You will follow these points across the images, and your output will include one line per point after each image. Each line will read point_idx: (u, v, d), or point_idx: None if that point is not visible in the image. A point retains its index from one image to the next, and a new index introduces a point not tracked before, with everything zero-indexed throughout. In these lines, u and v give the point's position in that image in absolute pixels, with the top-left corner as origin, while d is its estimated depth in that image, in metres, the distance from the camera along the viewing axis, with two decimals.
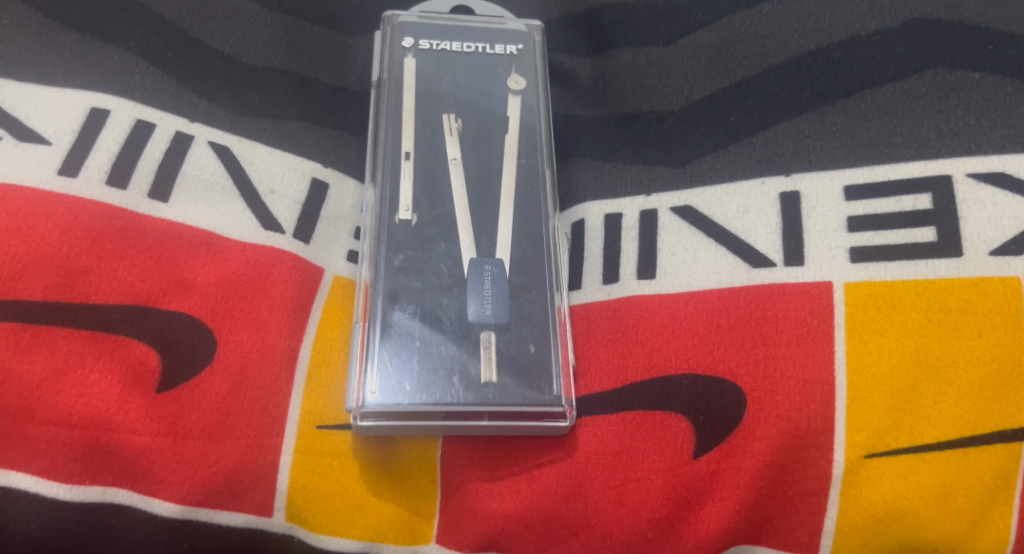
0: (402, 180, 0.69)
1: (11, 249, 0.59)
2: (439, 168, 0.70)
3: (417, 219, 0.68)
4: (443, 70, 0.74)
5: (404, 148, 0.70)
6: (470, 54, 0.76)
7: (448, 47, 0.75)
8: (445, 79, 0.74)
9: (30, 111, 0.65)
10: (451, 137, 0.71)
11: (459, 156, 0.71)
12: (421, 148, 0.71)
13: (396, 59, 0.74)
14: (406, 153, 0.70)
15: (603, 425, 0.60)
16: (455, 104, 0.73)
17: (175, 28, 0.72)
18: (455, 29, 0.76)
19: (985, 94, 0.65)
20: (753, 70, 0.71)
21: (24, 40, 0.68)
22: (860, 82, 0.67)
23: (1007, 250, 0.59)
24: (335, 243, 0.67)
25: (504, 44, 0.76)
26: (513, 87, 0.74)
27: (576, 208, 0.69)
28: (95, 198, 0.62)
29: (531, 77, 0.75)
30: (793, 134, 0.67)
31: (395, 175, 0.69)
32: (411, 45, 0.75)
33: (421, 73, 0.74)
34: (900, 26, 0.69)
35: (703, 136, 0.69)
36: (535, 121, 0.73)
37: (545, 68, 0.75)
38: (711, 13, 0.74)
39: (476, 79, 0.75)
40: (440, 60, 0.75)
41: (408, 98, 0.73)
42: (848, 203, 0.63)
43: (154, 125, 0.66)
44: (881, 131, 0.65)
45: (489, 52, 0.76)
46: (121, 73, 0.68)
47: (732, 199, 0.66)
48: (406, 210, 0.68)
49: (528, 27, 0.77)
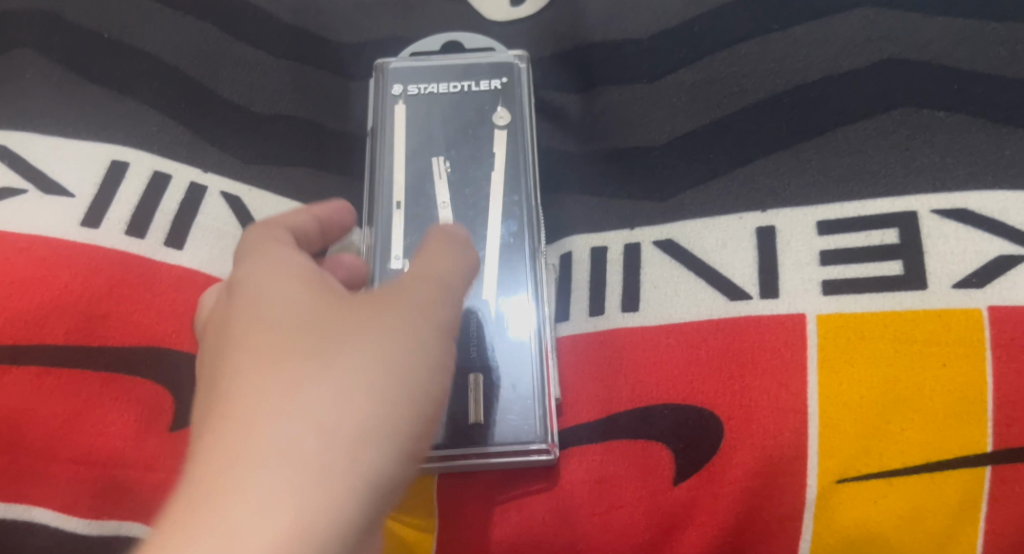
0: (394, 231, 0.73)
1: (40, 300, 0.64)
2: (429, 215, 0.74)
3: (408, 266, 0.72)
4: (433, 114, 0.78)
5: (395, 197, 0.74)
6: (457, 94, 0.79)
7: (436, 90, 0.79)
8: (435, 122, 0.78)
9: (55, 165, 0.70)
10: (440, 181, 0.75)
11: (448, 200, 0.75)
12: (411, 196, 0.75)
13: (387, 108, 0.77)
14: (397, 203, 0.74)
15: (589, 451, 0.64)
16: (445, 148, 0.77)
17: (188, 78, 0.76)
18: (442, 70, 0.79)
19: (950, 132, 0.66)
20: (733, 108, 0.73)
21: (54, 95, 0.73)
22: (833, 121, 0.69)
23: (969, 283, 0.61)
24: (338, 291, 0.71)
25: (489, 80, 0.79)
26: (499, 125, 0.77)
27: (563, 239, 0.73)
28: (116, 248, 0.67)
29: (517, 111, 0.78)
30: (770, 170, 0.69)
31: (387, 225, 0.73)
32: (400, 92, 0.78)
33: (411, 119, 0.78)
34: (872, 66, 0.70)
35: (683, 172, 0.72)
36: (519, 160, 0.76)
37: (530, 103, 0.78)
38: (692, 52, 0.76)
39: (465, 119, 0.78)
40: (430, 104, 0.78)
41: (400, 143, 0.76)
42: (822, 237, 0.66)
43: (171, 175, 0.71)
44: (852, 168, 0.67)
45: (475, 90, 0.79)
46: (139, 124, 0.73)
47: (712, 233, 0.69)
48: (397, 259, 0.72)
49: (510, 59, 0.79)
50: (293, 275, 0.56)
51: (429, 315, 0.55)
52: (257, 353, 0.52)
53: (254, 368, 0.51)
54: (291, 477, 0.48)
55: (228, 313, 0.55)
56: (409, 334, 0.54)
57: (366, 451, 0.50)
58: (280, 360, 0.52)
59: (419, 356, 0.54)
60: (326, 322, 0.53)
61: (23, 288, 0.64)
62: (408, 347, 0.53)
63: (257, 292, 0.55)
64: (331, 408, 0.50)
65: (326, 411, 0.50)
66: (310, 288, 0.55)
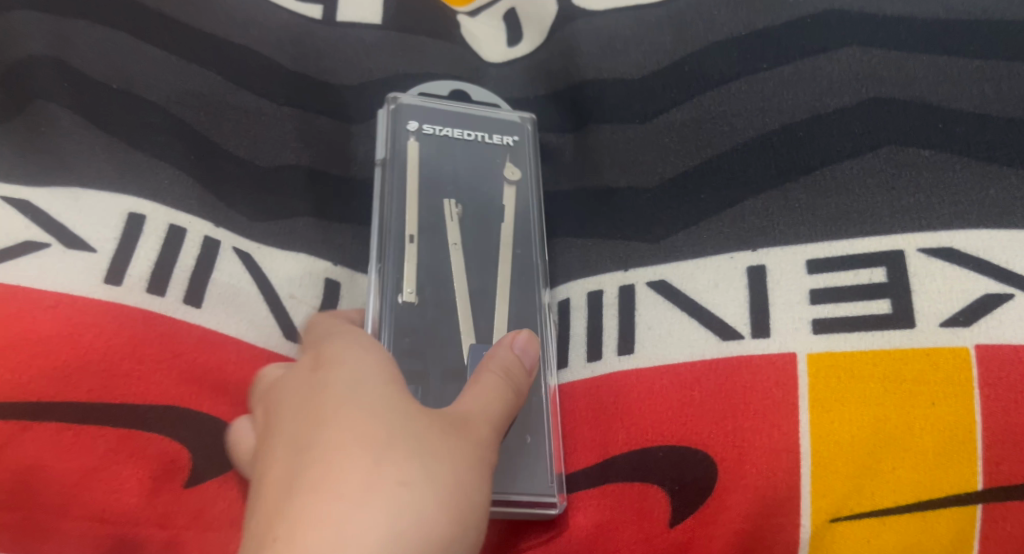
0: (406, 264, 0.73)
1: (65, 357, 0.66)
2: (440, 252, 0.74)
3: (420, 301, 0.72)
4: (445, 156, 0.78)
5: (407, 232, 0.74)
6: (470, 141, 0.80)
7: (449, 134, 0.79)
8: (447, 165, 0.78)
9: (76, 219, 0.70)
10: (453, 222, 0.75)
11: (459, 242, 0.75)
12: (423, 231, 0.74)
13: (400, 144, 0.78)
14: (410, 237, 0.74)
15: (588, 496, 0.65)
16: (455, 191, 0.77)
17: (195, 131, 0.77)
18: (457, 116, 0.81)
19: (935, 171, 0.67)
20: (722, 148, 0.74)
21: (82, 150, 0.73)
22: (821, 160, 0.70)
23: (956, 321, 0.62)
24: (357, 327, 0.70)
25: (501, 135, 0.80)
26: (510, 178, 0.78)
27: (561, 286, 0.74)
28: (140, 307, 0.69)
29: (526, 168, 0.79)
30: (759, 211, 0.70)
31: (400, 260, 0.73)
32: (415, 129, 0.79)
33: (424, 156, 0.78)
34: (858, 105, 0.71)
35: (674, 214, 0.73)
36: (530, 213, 0.77)
37: (537, 164, 0.80)
38: (682, 92, 0.77)
39: (475, 167, 0.79)
40: (442, 146, 0.79)
41: (414, 180, 0.76)
42: (811, 276, 0.66)
43: (185, 229, 0.72)
44: (839, 208, 0.68)
45: (487, 141, 0.80)
46: (150, 178, 0.73)
47: (704, 274, 0.69)
48: (410, 292, 0.72)
49: (520, 119, 0.81)
50: (374, 361, 0.59)
51: (493, 435, 0.59)
52: (348, 438, 0.54)
53: (346, 445, 0.54)
54: (392, 510, 0.52)
55: (313, 389, 0.57)
56: (480, 447, 0.57)
57: (473, 494, 0.55)
58: (369, 452, 0.54)
59: (486, 470, 0.57)
60: (413, 423, 0.56)
61: (49, 345, 0.66)
62: (479, 461, 0.57)
63: (340, 373, 0.58)
64: (405, 508, 0.52)
65: (404, 511, 0.52)
66: (393, 384, 0.57)
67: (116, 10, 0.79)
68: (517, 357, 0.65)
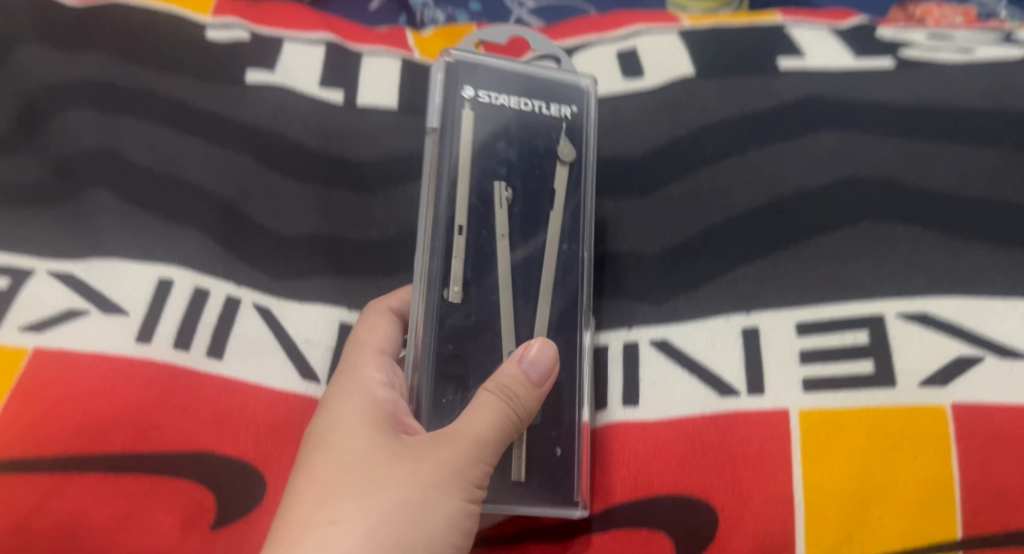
0: (454, 260, 0.73)
1: (100, 412, 0.71)
2: (490, 250, 0.74)
3: (464, 300, 0.73)
4: (499, 129, 0.76)
5: (456, 221, 0.74)
6: (527, 111, 0.77)
7: (506, 103, 0.77)
8: (501, 142, 0.76)
9: (111, 285, 0.76)
10: (502, 210, 0.75)
11: (508, 232, 0.75)
12: (472, 223, 0.74)
13: (454, 111, 0.76)
14: (460, 227, 0.74)
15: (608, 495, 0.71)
16: (510, 171, 0.76)
17: (223, 200, 0.82)
18: (512, 79, 0.78)
19: (910, 244, 0.74)
20: (717, 219, 0.80)
21: (117, 226, 0.78)
22: (807, 232, 0.76)
23: (933, 382, 0.69)
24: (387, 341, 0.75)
25: (560, 106, 0.78)
26: (564, 157, 0.77)
27: (606, 332, 0.78)
28: (166, 361, 0.74)
29: (581, 149, 0.78)
30: (752, 277, 0.76)
31: (447, 254, 0.73)
32: (469, 95, 0.76)
33: (476, 124, 0.76)
34: (839, 183, 0.78)
35: (675, 280, 0.78)
36: (580, 203, 0.77)
37: (594, 140, 0.79)
38: (679, 168, 0.83)
39: (529, 142, 0.77)
40: (496, 115, 0.76)
41: (466, 147, 0.75)
42: (801, 337, 0.72)
43: (209, 291, 0.77)
44: (824, 276, 0.74)
45: (546, 112, 0.78)
46: (182, 244, 0.78)
47: (701, 334, 0.75)
48: (455, 289, 0.73)
49: (580, 82, 0.80)
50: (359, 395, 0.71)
51: (465, 452, 0.67)
52: (322, 468, 0.67)
53: (327, 468, 0.67)
54: (368, 512, 0.64)
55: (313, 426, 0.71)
56: (434, 471, 0.66)
57: (440, 486, 0.66)
58: (326, 490, 0.66)
59: (438, 494, 0.66)
60: (367, 463, 0.67)
61: (88, 403, 0.71)
62: (428, 486, 0.66)
63: (326, 414, 0.70)
64: (347, 536, 0.64)
65: (344, 537, 0.63)
66: (362, 430, 0.68)
67: (155, 102, 0.85)
68: (522, 371, 0.70)
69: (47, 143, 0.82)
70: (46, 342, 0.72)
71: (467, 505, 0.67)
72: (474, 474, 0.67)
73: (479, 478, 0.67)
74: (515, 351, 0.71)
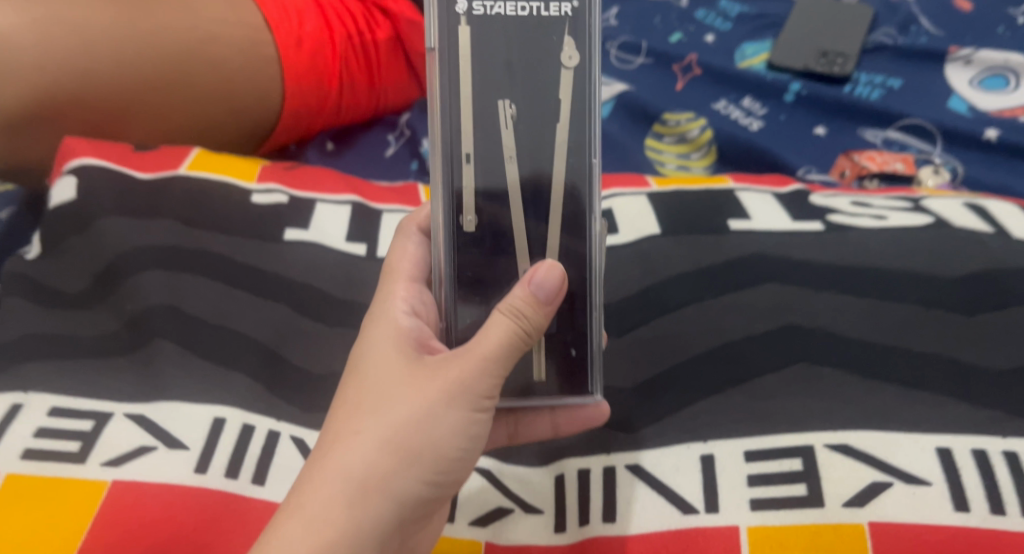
0: (465, 178, 0.82)
1: (163, 533, 0.85)
2: (496, 155, 0.82)
3: (478, 220, 0.83)
4: (500, 52, 0.81)
5: (465, 150, 0.82)
6: (525, 15, 0.81)
7: (503, 12, 0.81)
8: (502, 54, 0.81)
9: (174, 424, 0.91)
10: (507, 128, 0.81)
11: (514, 153, 0.82)
12: (478, 149, 0.82)
13: (453, 31, 0.81)
14: (466, 156, 0.82)
15: (606, 413, 0.88)
16: (509, 91, 0.81)
17: (265, 347, 0.98)
18: None
19: (836, 384, 0.88)
20: (680, 359, 0.94)
21: (179, 373, 0.94)
22: (753, 372, 0.91)
23: (853, 502, 0.82)
24: (416, 266, 0.92)
25: (560, 3, 0.81)
26: (566, 65, 0.81)
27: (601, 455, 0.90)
28: (219, 488, 0.88)
29: (584, 52, 0.81)
30: (708, 410, 0.90)
31: (455, 175, 0.82)
32: (466, 10, 0.80)
33: (475, 39, 0.81)
34: (780, 329, 0.93)
35: (646, 413, 0.91)
36: (580, 186, 0.82)
37: (599, 42, 0.81)
38: (649, 314, 0.97)
39: (533, 62, 0.81)
40: (495, 26, 0.81)
41: (467, 88, 0.81)
42: (749, 463, 0.86)
43: (255, 426, 0.92)
44: (767, 410, 0.88)
45: (544, 13, 0.81)
46: (233, 388, 0.94)
47: (668, 459, 0.88)
48: (469, 217, 0.83)
49: None
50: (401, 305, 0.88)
51: (475, 368, 0.81)
52: (358, 393, 0.83)
53: (359, 400, 0.82)
54: (377, 457, 0.79)
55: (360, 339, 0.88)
56: (446, 387, 0.81)
57: (442, 416, 0.80)
58: (353, 411, 0.82)
59: (447, 409, 0.81)
60: (392, 380, 0.82)
61: (154, 526, 0.85)
62: (438, 406, 0.80)
63: (375, 317, 0.88)
64: (367, 443, 0.80)
65: (364, 444, 0.80)
66: (393, 353, 0.84)
67: (212, 263, 1.02)
68: (530, 293, 0.80)
69: (126, 300, 0.99)
70: (123, 475, 0.88)
71: (473, 416, 0.81)
72: (482, 387, 0.81)
73: (485, 391, 0.81)
74: (528, 273, 0.82)
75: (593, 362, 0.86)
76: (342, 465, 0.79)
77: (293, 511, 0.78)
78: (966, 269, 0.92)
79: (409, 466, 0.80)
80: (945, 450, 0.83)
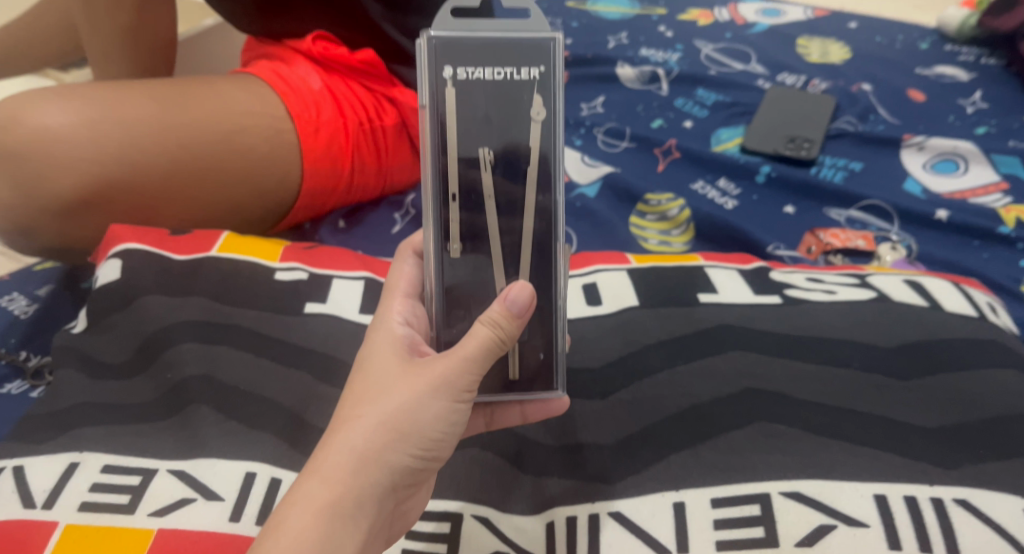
0: (451, 218, 0.97)
1: None
2: (475, 175, 0.96)
3: (461, 250, 0.97)
4: (479, 103, 0.95)
5: (450, 191, 0.96)
6: (500, 80, 0.95)
7: (482, 75, 0.95)
8: (481, 108, 0.95)
9: (211, 478, 1.04)
10: (487, 171, 0.96)
11: (493, 191, 0.96)
12: (463, 190, 0.96)
13: (440, 90, 0.95)
14: (452, 195, 0.96)
15: (567, 404, 1.04)
16: (489, 140, 0.96)
17: (289, 410, 1.10)
18: (488, 49, 0.95)
19: (791, 440, 1.01)
20: (656, 418, 1.06)
21: (215, 433, 1.07)
22: (719, 429, 1.03)
23: (804, 543, 0.94)
24: (410, 284, 1.06)
25: (529, 68, 0.95)
26: (536, 118, 0.95)
27: (586, 503, 1.01)
28: (251, 534, 1.00)
29: (550, 108, 0.96)
30: (680, 462, 1.02)
31: (443, 214, 0.97)
32: (450, 74, 0.95)
33: (458, 100, 0.95)
34: (742, 392, 1.06)
35: (627, 466, 1.03)
36: (549, 221, 0.97)
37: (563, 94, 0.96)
38: (629, 377, 1.10)
39: (506, 112, 0.96)
40: (475, 87, 0.95)
41: (452, 141, 0.95)
42: (715, 509, 0.98)
43: (282, 479, 1.04)
44: (731, 462, 1.00)
45: (517, 76, 0.95)
46: (262, 446, 1.06)
47: (646, 506, 0.99)
48: (455, 246, 0.97)
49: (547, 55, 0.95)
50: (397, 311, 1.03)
51: (458, 367, 0.95)
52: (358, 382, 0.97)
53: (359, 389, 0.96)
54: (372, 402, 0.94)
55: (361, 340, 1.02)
56: (434, 382, 0.95)
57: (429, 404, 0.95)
58: (355, 396, 0.96)
59: (433, 398, 0.95)
60: (388, 373, 0.96)
61: None
62: (425, 395, 0.95)
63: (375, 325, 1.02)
64: (366, 425, 0.93)
65: (364, 426, 0.93)
66: (389, 351, 0.98)
67: (243, 335, 1.16)
68: (505, 308, 0.95)
69: (166, 369, 1.12)
70: (167, 523, 1.00)
71: (455, 405, 0.96)
72: (462, 382, 0.96)
73: (465, 386, 0.96)
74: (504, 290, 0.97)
75: (558, 363, 1.01)
76: (346, 444, 0.92)
77: (305, 479, 0.91)
78: (896, 342, 1.07)
79: (400, 443, 0.94)
80: (881, 496, 0.96)
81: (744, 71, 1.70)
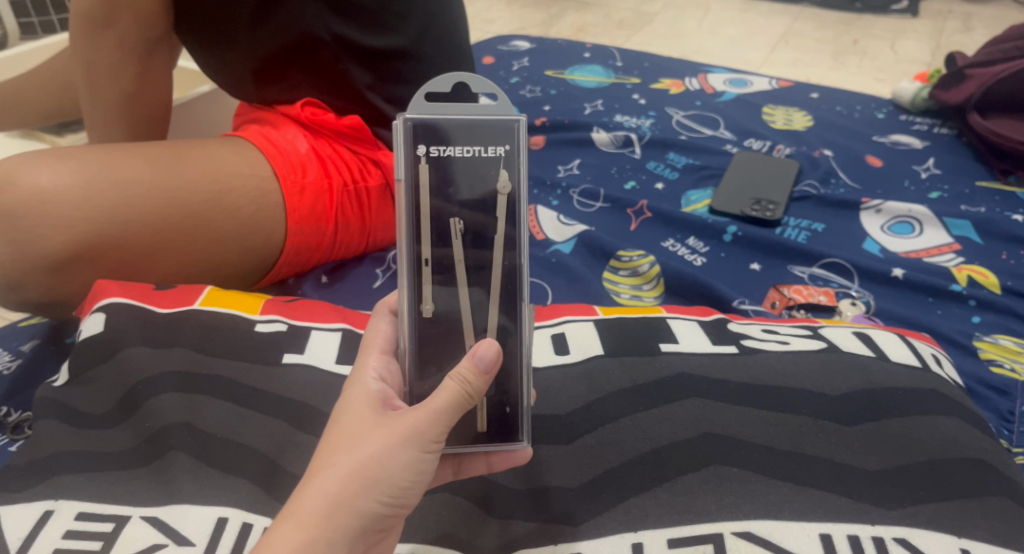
0: (424, 281, 1.04)
1: None
2: (449, 247, 1.04)
3: (434, 310, 1.04)
4: (450, 179, 1.03)
5: (423, 257, 1.03)
6: (469, 157, 1.03)
7: (452, 153, 1.03)
8: (452, 183, 1.03)
9: (184, 523, 1.08)
10: (457, 238, 1.03)
11: (462, 257, 1.04)
12: (435, 256, 1.04)
13: (414, 168, 1.03)
14: (426, 261, 1.04)
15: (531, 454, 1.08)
16: (460, 212, 1.03)
17: (265, 456, 1.15)
18: (458, 132, 1.03)
19: (743, 484, 1.06)
20: (617, 462, 1.11)
21: (189, 479, 1.12)
22: (676, 472, 1.08)
23: None
24: (386, 342, 1.09)
25: (496, 146, 1.04)
26: (502, 191, 1.03)
27: (548, 545, 1.05)
28: None
29: (515, 181, 1.04)
30: (638, 505, 1.06)
31: (417, 277, 1.04)
32: (424, 152, 1.03)
33: (431, 175, 1.03)
34: (698, 437, 1.11)
35: (588, 508, 1.08)
36: (514, 283, 1.04)
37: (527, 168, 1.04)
38: (593, 424, 1.14)
39: (475, 187, 1.03)
40: (446, 164, 1.03)
41: (425, 213, 1.03)
42: (671, 548, 1.03)
43: (253, 523, 1.09)
44: (685, 504, 1.06)
45: (484, 154, 1.03)
46: (236, 491, 1.11)
47: (605, 547, 1.04)
48: (428, 306, 1.04)
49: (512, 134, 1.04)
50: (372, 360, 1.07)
51: (427, 418, 1.00)
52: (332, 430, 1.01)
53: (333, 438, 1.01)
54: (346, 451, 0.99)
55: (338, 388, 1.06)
56: (404, 432, 1.00)
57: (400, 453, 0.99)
58: (329, 443, 1.00)
59: (402, 448, 0.99)
60: (361, 422, 1.01)
61: None
62: (395, 444, 0.99)
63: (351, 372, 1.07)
64: (339, 473, 0.98)
65: (336, 474, 0.98)
66: (363, 399, 1.03)
67: (220, 386, 1.21)
68: (473, 363, 1.02)
69: (145, 418, 1.17)
70: None
71: (423, 454, 1.00)
72: (431, 433, 1.00)
73: (433, 437, 1.00)
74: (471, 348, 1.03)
75: (521, 417, 1.07)
76: (319, 490, 0.97)
77: (280, 525, 0.96)
78: (842, 389, 1.14)
79: (370, 490, 0.98)
80: (826, 535, 1.02)
81: (714, 136, 1.79)
